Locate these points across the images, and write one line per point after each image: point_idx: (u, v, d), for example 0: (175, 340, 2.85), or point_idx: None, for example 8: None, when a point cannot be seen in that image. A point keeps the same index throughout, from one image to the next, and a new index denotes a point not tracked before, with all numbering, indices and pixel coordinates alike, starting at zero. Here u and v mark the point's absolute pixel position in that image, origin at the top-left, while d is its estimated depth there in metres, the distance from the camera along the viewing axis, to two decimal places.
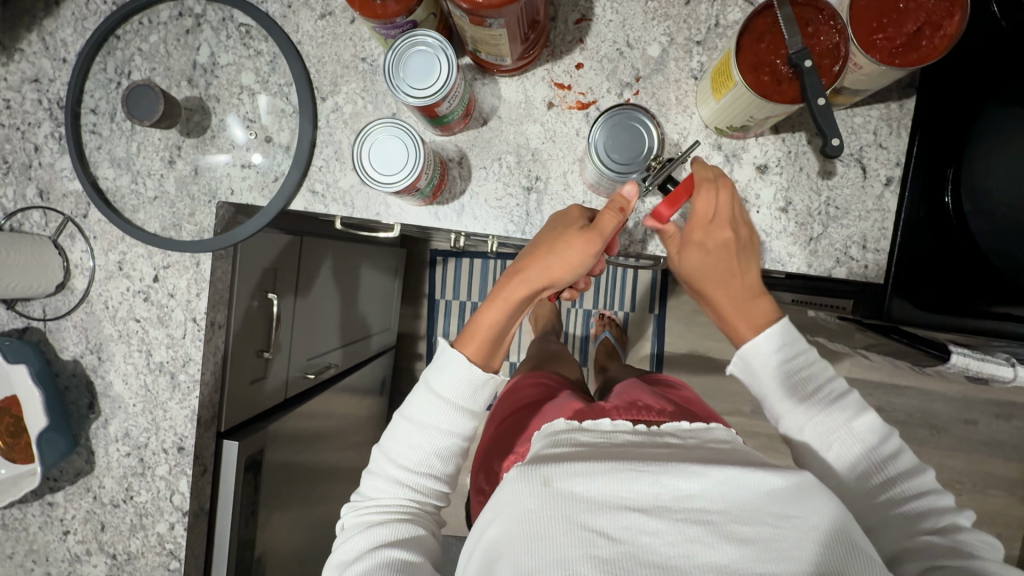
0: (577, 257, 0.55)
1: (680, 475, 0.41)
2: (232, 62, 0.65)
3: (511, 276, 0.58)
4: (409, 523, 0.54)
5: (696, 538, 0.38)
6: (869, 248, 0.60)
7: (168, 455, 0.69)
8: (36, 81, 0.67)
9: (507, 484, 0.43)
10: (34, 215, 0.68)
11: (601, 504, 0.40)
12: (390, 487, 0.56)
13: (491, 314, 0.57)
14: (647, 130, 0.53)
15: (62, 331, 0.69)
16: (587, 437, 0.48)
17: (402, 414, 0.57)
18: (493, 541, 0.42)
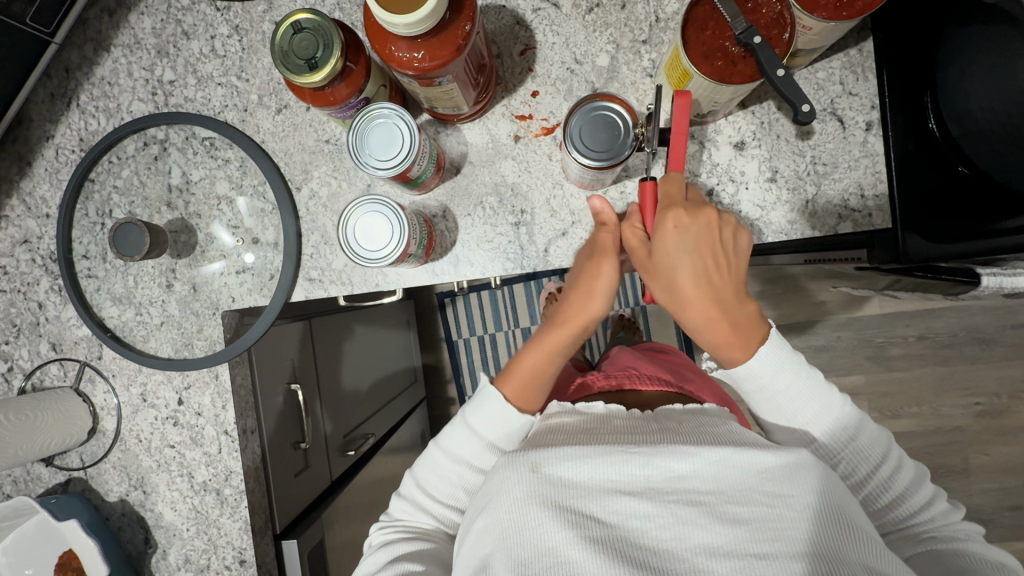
0: (588, 279, 0.54)
1: (672, 455, 0.41)
2: (204, 175, 0.66)
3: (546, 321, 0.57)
4: (424, 540, 0.55)
5: (689, 519, 0.38)
6: (868, 196, 0.58)
7: (233, 571, 0.68)
8: (26, 242, 0.69)
9: (497, 473, 0.44)
10: (52, 368, 0.69)
11: (590, 487, 0.41)
12: (416, 512, 0.57)
13: (538, 362, 0.55)
14: (612, 111, 0.51)
15: (104, 474, 0.69)
16: (576, 423, 0.48)
17: (436, 444, 0.59)
18: (483, 532, 0.42)
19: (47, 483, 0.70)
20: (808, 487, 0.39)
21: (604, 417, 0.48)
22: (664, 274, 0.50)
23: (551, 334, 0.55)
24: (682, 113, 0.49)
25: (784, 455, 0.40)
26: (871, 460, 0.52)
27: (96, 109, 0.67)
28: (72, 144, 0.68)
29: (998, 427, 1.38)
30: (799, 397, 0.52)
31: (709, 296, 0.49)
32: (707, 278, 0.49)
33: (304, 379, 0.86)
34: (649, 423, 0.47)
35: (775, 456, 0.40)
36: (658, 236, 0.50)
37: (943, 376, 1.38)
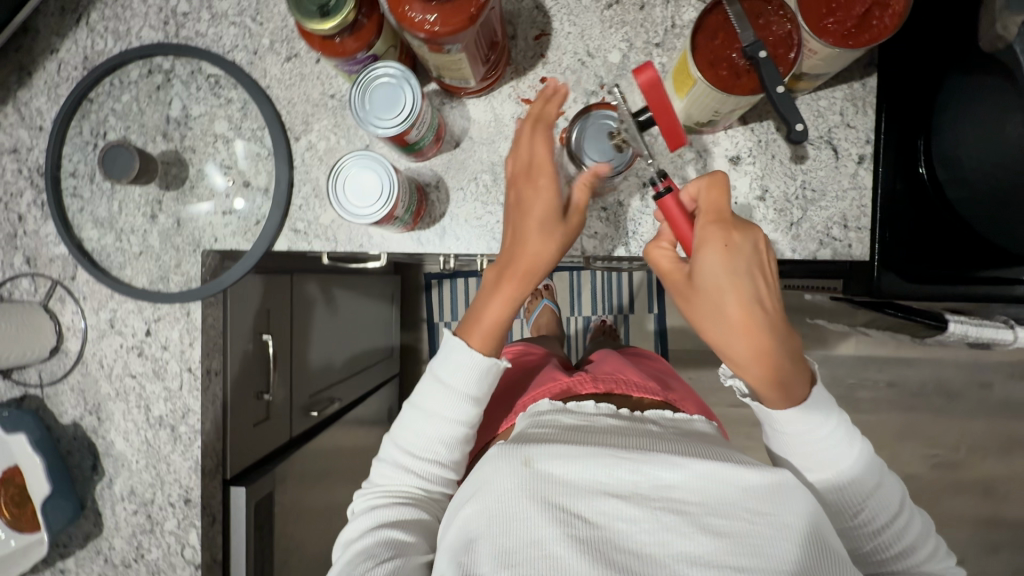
0: (546, 203, 0.54)
1: (661, 465, 0.43)
2: (204, 112, 0.66)
3: (507, 264, 0.55)
4: (411, 508, 0.56)
5: (674, 527, 0.40)
6: (851, 227, 0.59)
7: (176, 509, 0.68)
8: (15, 152, 0.68)
9: (488, 462, 0.46)
10: (23, 283, 0.68)
11: (578, 486, 0.43)
12: (397, 475, 0.58)
13: (490, 299, 0.56)
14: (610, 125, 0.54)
15: (60, 395, 0.68)
16: (569, 423, 0.50)
17: (410, 403, 0.59)
18: (469, 517, 0.44)
19: (2, 396, 0.69)
20: (787, 508, 0.41)
21: (593, 417, 0.51)
22: (704, 297, 0.47)
23: (504, 263, 0.55)
24: (653, 88, 0.49)
25: (769, 476, 0.43)
26: (889, 511, 0.52)
27: (105, 29, 0.66)
28: (75, 61, 0.67)
29: (953, 479, 1.41)
30: (825, 445, 0.52)
31: (756, 326, 0.46)
32: (751, 301, 0.46)
33: (278, 331, 0.85)
34: (639, 428, 0.50)
35: (756, 477, 0.43)
36: (701, 256, 0.47)
37: (906, 424, 1.41)
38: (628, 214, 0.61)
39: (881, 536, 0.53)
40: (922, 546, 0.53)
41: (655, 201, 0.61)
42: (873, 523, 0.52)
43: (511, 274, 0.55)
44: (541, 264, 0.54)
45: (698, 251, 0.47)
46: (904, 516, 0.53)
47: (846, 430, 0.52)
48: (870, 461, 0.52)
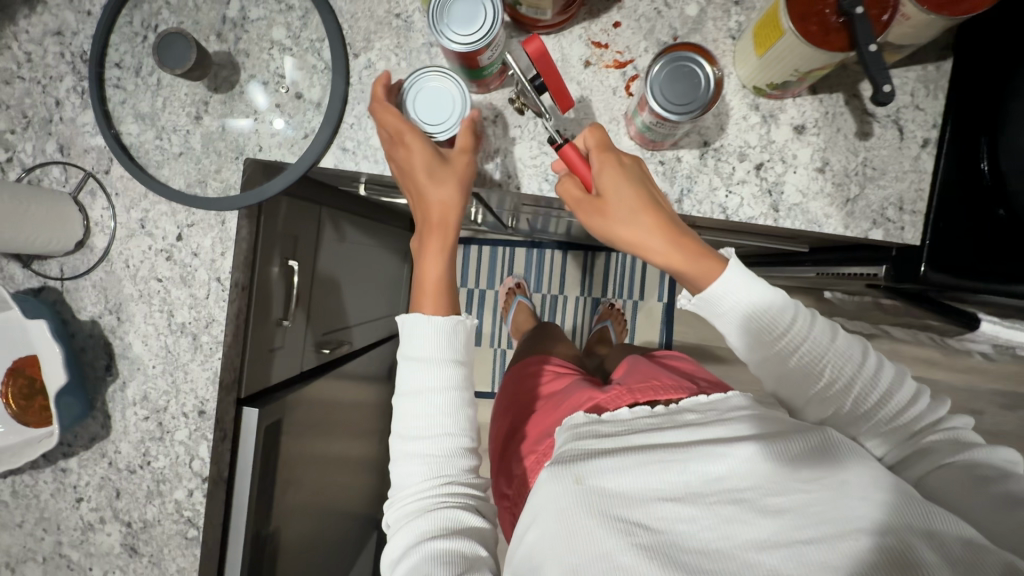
0: (450, 189, 0.58)
1: (704, 458, 0.48)
2: (263, 17, 0.63)
3: (428, 227, 0.61)
4: (453, 513, 0.55)
5: (732, 516, 0.45)
6: (906, 210, 0.59)
7: (189, 419, 0.66)
8: (59, 34, 0.66)
9: (542, 486, 0.50)
10: (53, 171, 0.66)
11: (634, 497, 0.47)
12: (417, 473, 0.57)
13: (426, 262, 0.61)
14: (700, 68, 0.49)
15: (80, 291, 0.67)
16: (610, 430, 0.55)
17: (399, 391, 0.59)
18: (532, 544, 0.48)
19: (17, 285, 0.67)
20: (851, 487, 0.45)
21: (629, 421, 0.56)
22: (620, 211, 0.54)
23: (427, 221, 0.61)
24: (541, 56, 0.52)
25: (802, 451, 0.47)
26: (851, 363, 0.54)
27: None
28: None
29: None
30: (845, 365, 0.54)
31: (655, 223, 0.54)
32: (653, 203, 0.54)
33: (302, 260, 0.83)
34: (672, 421, 0.55)
35: (793, 450, 0.47)
36: (598, 178, 0.55)
37: None
38: (686, 171, 0.60)
39: (854, 391, 0.53)
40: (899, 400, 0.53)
41: (714, 161, 0.60)
42: (842, 387, 0.53)
43: (430, 228, 0.61)
44: (451, 213, 0.60)
45: (607, 176, 0.55)
46: (867, 368, 0.54)
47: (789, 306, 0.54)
48: (815, 322, 0.55)
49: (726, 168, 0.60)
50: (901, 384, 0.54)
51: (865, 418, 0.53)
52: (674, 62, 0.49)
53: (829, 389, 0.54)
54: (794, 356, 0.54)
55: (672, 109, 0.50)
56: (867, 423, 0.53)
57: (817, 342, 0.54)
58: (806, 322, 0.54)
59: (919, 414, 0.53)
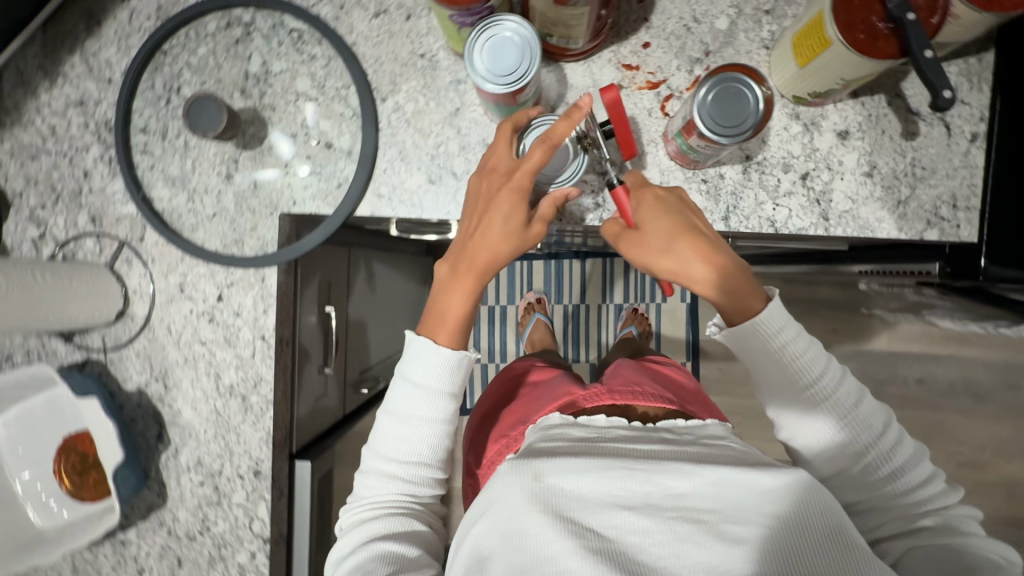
0: (507, 243, 0.55)
1: (674, 474, 0.41)
2: (286, 69, 0.63)
3: (468, 269, 0.56)
4: (409, 521, 0.55)
5: (687, 536, 0.38)
6: (960, 207, 0.58)
7: (245, 481, 0.66)
8: (82, 105, 0.65)
9: (500, 479, 0.45)
10: (87, 243, 0.66)
11: (591, 501, 0.41)
12: (386, 484, 0.56)
13: (449, 294, 0.57)
14: (748, 89, 0.48)
15: (124, 361, 0.66)
16: (580, 436, 0.48)
17: (385, 411, 0.57)
18: (482, 538, 0.43)
19: (61, 360, 0.66)
20: (812, 504, 0.39)
21: (605, 430, 0.49)
22: (658, 243, 0.53)
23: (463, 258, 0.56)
24: (615, 105, 0.53)
25: (781, 479, 0.40)
26: (872, 430, 0.51)
27: None
28: (148, 10, 0.64)
29: (976, 479, 1.32)
30: (863, 430, 0.51)
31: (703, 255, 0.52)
32: (690, 230, 0.53)
33: (336, 303, 0.83)
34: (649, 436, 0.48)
35: (777, 476, 0.40)
36: (645, 206, 0.54)
37: (937, 422, 1.33)
38: (729, 187, 0.59)
39: (870, 457, 0.51)
40: (917, 476, 0.51)
41: (758, 175, 0.59)
42: (857, 452, 0.51)
43: (466, 270, 0.56)
44: (494, 262, 0.56)
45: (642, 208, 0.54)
46: (890, 436, 0.51)
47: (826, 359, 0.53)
48: (846, 380, 0.53)
49: (771, 181, 0.59)
50: (912, 456, 0.52)
51: (865, 483, 0.51)
52: (721, 84, 0.48)
53: (844, 452, 0.51)
54: (813, 406, 0.52)
55: (721, 132, 0.49)
56: (873, 493, 0.51)
57: (843, 402, 0.52)
58: (835, 379, 0.52)
59: (927, 493, 0.51)
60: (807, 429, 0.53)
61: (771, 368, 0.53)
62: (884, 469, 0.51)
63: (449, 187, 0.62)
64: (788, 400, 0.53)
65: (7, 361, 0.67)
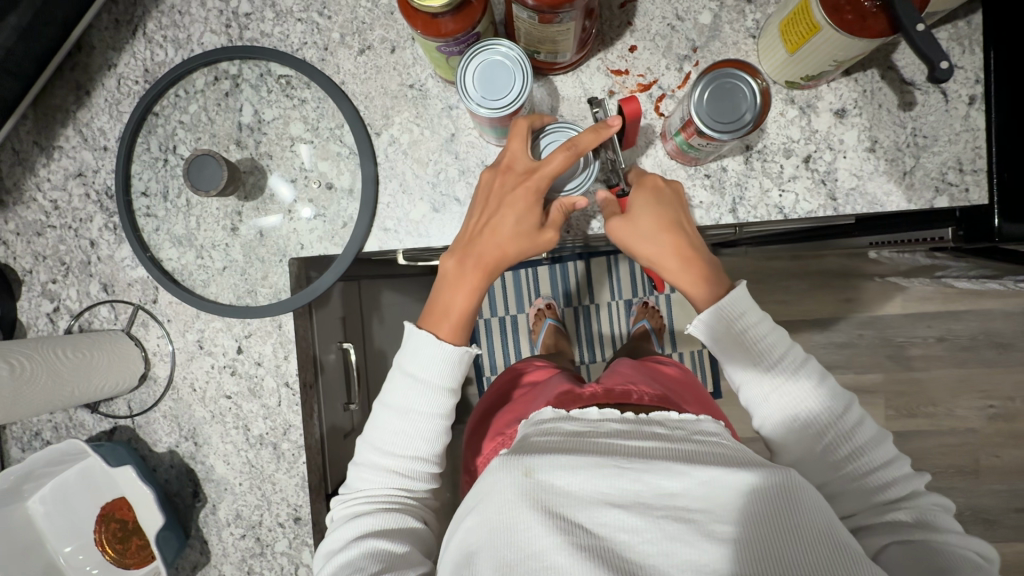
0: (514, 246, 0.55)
1: (664, 473, 0.40)
2: (278, 115, 0.63)
3: (472, 265, 0.56)
4: (399, 516, 0.52)
5: (676, 535, 0.37)
6: (967, 171, 0.57)
7: (286, 528, 0.65)
8: (81, 175, 0.65)
9: (490, 474, 0.44)
10: (101, 311, 0.66)
11: (580, 497, 0.40)
12: (376, 477, 0.54)
13: (455, 291, 0.56)
14: (744, 82, 0.48)
15: (152, 424, 0.66)
16: (571, 427, 0.47)
17: (385, 404, 0.55)
18: (471, 532, 0.42)
19: (90, 431, 0.67)
20: (802, 505, 0.38)
21: (597, 422, 0.47)
22: (638, 231, 0.55)
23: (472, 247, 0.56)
24: (635, 117, 0.52)
25: (771, 476, 0.38)
26: (831, 410, 0.50)
27: (165, 38, 0.64)
28: (135, 74, 0.64)
29: (1007, 431, 1.31)
30: (824, 412, 0.50)
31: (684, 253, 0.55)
32: (670, 224, 0.55)
33: (352, 338, 0.83)
34: (641, 431, 0.45)
35: (763, 475, 0.39)
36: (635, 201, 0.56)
37: (962, 379, 1.32)
38: (732, 178, 0.59)
39: (828, 438, 0.50)
40: (880, 458, 0.50)
41: (760, 163, 0.59)
42: (817, 431, 0.50)
43: (472, 266, 0.56)
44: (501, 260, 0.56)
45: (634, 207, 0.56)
46: (851, 417, 0.50)
47: (786, 341, 0.54)
48: (806, 362, 0.52)
49: (773, 167, 0.59)
50: (876, 436, 0.50)
51: (828, 465, 0.50)
52: (714, 79, 0.48)
53: (802, 437, 0.50)
54: (774, 386, 0.52)
55: (720, 128, 0.49)
56: (833, 477, 0.49)
57: (799, 386, 0.51)
58: (792, 364, 0.52)
59: (898, 477, 0.49)
60: (769, 408, 0.52)
61: (733, 348, 0.52)
62: (845, 448, 0.50)
63: (453, 212, 0.62)
64: (751, 379, 0.53)
65: (36, 438, 0.67)
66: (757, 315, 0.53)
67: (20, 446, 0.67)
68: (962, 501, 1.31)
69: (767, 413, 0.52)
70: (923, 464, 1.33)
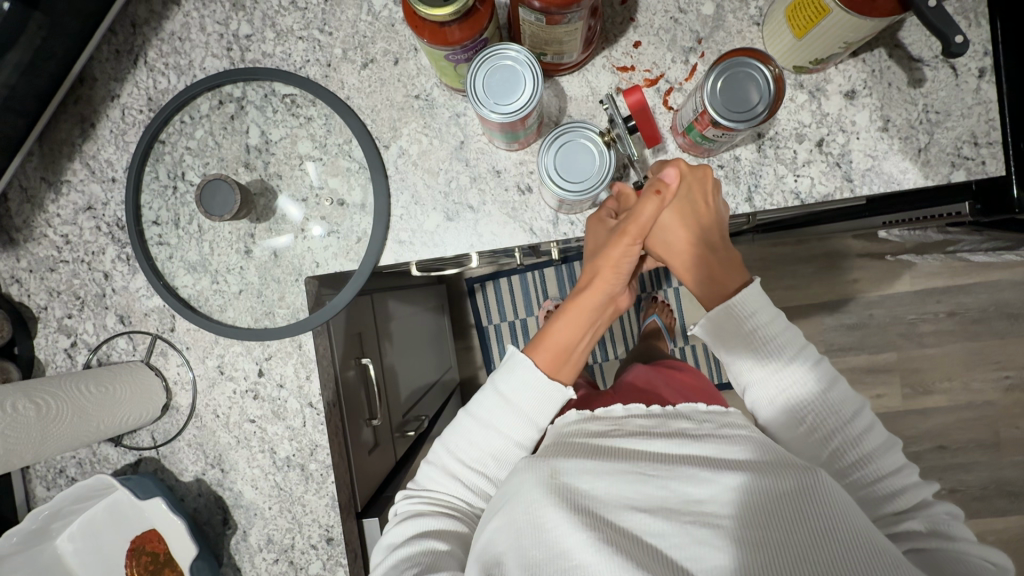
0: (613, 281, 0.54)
1: (690, 479, 0.40)
2: (285, 135, 0.62)
3: (580, 312, 0.54)
4: (454, 519, 0.52)
5: (704, 540, 0.36)
6: (981, 143, 0.56)
7: (319, 550, 0.65)
8: (90, 209, 0.65)
9: (517, 475, 0.43)
10: (119, 343, 0.66)
11: (606, 501, 0.40)
12: (445, 482, 0.54)
13: (563, 326, 0.54)
14: (757, 72, 0.48)
15: (177, 453, 0.66)
16: (597, 428, 0.47)
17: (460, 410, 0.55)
18: (496, 532, 0.41)
19: (115, 464, 0.66)
20: (840, 510, 0.36)
21: (622, 421, 0.47)
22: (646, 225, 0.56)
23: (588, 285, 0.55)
24: (641, 106, 0.52)
25: (799, 478, 0.37)
26: (839, 416, 0.49)
27: (166, 66, 0.64)
28: (139, 103, 0.64)
29: None
30: (831, 418, 0.49)
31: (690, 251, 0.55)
32: (681, 219, 0.54)
33: (369, 352, 0.82)
34: (668, 426, 0.46)
35: (792, 476, 0.37)
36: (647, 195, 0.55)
37: (978, 353, 1.31)
38: (746, 168, 0.59)
39: (835, 443, 0.48)
40: (889, 466, 0.48)
41: (773, 150, 0.59)
42: (824, 436, 0.48)
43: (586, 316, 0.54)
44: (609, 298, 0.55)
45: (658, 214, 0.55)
46: (860, 424, 0.48)
47: (799, 342, 0.51)
48: (819, 365, 0.50)
49: (785, 154, 0.59)
50: (886, 443, 0.48)
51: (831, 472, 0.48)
52: (726, 71, 0.48)
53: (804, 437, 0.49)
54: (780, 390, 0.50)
55: (733, 118, 0.48)
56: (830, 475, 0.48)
57: (806, 390, 0.49)
58: (802, 364, 0.50)
59: (906, 485, 0.47)
60: (774, 410, 0.50)
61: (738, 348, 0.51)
62: (851, 454, 0.48)
63: (467, 220, 0.62)
64: (757, 381, 0.51)
65: (61, 475, 0.66)
66: (766, 316, 0.51)
67: (45, 485, 0.66)
68: (987, 476, 1.30)
69: (772, 414, 0.51)
70: (945, 440, 1.32)
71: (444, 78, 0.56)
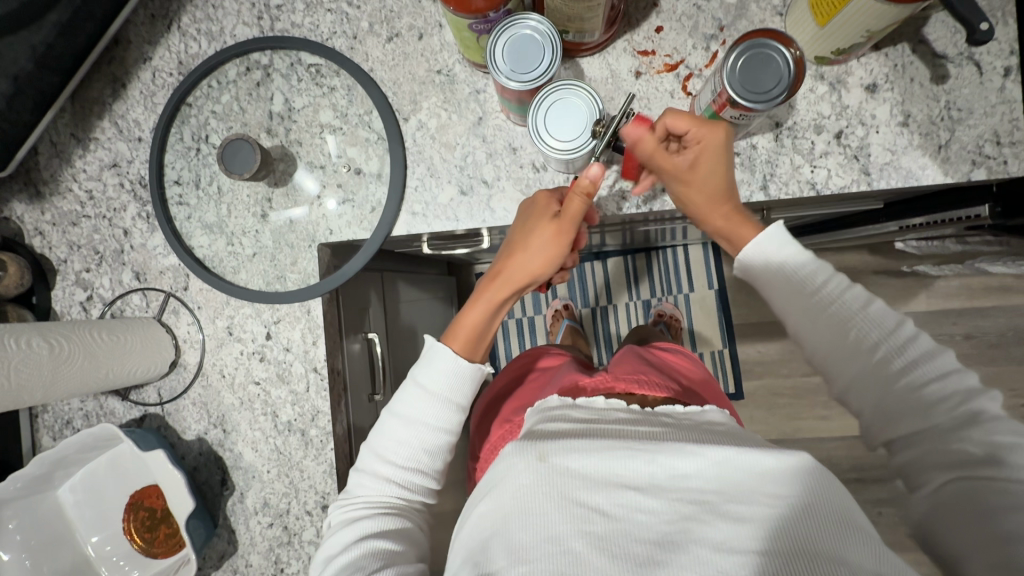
0: (548, 252, 0.55)
1: (675, 452, 0.38)
2: (308, 103, 0.64)
3: (493, 277, 0.56)
4: (392, 516, 0.52)
5: (691, 515, 0.36)
6: (1004, 143, 0.56)
7: (314, 517, 0.65)
8: (115, 165, 0.67)
9: (504, 460, 0.41)
10: (134, 299, 0.67)
11: (593, 478, 0.38)
12: (374, 484, 0.53)
13: (474, 308, 0.56)
14: (779, 54, 0.48)
15: (182, 411, 0.67)
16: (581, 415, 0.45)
17: (388, 410, 0.55)
18: (487, 516, 0.40)
19: (121, 419, 0.67)
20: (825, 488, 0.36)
21: (604, 411, 0.46)
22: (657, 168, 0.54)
23: (506, 272, 0.56)
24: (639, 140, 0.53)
25: (787, 460, 0.37)
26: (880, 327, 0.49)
27: (198, 31, 0.65)
28: (170, 67, 0.66)
29: None
30: (868, 330, 0.50)
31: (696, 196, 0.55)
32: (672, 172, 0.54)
33: (376, 329, 0.83)
34: (651, 420, 0.44)
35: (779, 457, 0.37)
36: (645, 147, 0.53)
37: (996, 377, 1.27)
38: (762, 157, 0.59)
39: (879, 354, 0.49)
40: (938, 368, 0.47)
41: (790, 139, 0.58)
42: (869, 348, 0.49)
43: (501, 285, 0.56)
44: (527, 276, 0.56)
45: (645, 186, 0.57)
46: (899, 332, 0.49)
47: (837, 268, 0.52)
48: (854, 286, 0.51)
49: (800, 144, 0.58)
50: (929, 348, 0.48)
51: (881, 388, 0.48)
52: (749, 48, 0.48)
53: (841, 334, 0.50)
54: (825, 311, 0.51)
55: (752, 99, 0.48)
56: (874, 381, 0.49)
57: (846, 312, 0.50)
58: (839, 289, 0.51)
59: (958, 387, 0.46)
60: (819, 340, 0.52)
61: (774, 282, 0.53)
62: (895, 362, 0.48)
63: (482, 195, 0.62)
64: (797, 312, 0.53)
65: (68, 426, 0.67)
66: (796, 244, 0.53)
67: (52, 435, 0.67)
68: None
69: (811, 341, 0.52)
70: None
71: (467, 52, 0.57)
